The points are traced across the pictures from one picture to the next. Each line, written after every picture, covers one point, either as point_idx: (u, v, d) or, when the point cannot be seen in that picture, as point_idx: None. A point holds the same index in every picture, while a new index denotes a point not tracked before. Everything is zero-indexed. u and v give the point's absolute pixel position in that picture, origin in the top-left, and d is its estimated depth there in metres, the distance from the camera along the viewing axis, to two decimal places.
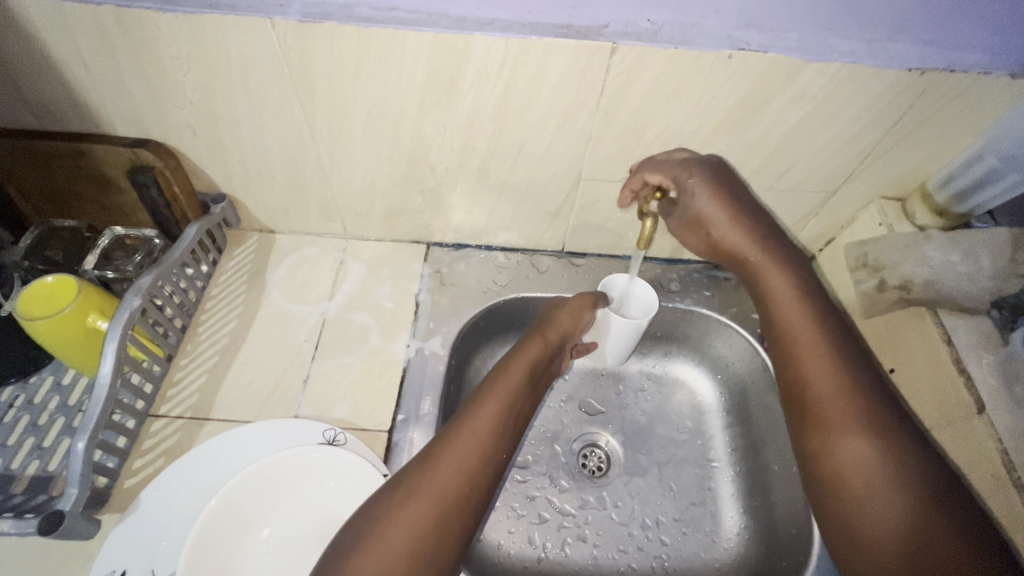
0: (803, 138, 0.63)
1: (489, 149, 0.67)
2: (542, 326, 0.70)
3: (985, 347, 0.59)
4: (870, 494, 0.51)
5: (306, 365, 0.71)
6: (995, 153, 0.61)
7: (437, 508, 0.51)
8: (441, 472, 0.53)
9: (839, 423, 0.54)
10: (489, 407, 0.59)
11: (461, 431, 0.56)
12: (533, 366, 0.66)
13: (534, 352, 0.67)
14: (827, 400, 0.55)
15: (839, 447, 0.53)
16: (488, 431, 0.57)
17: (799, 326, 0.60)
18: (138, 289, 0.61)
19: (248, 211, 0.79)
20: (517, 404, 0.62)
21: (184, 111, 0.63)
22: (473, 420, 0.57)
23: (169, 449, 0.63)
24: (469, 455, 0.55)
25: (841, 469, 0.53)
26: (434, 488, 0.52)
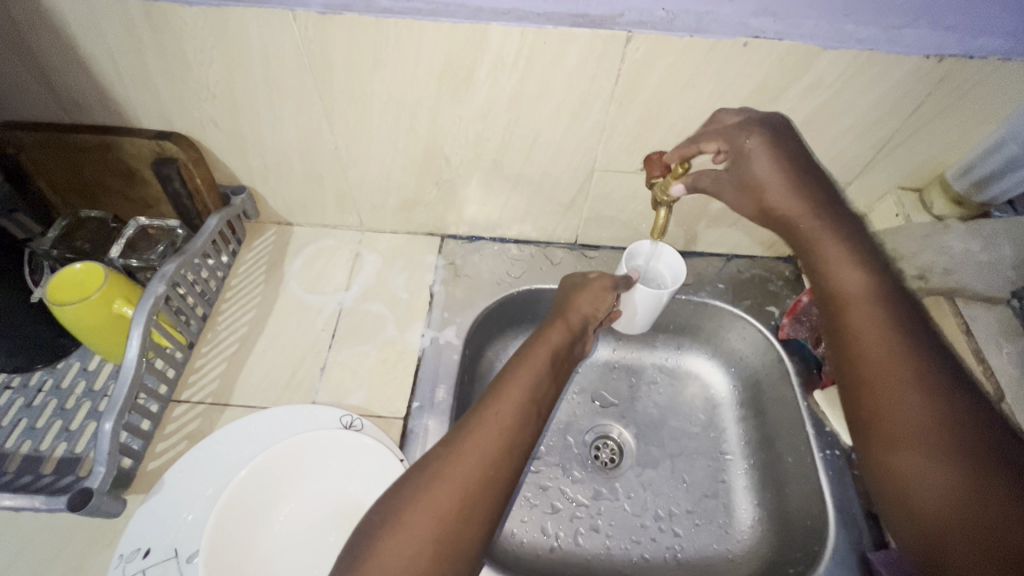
0: (819, 127, 0.63)
1: (504, 140, 0.67)
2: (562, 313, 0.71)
3: (1005, 337, 0.58)
4: (940, 475, 0.44)
5: (323, 354, 0.73)
6: (1018, 141, 0.60)
7: (463, 493, 0.51)
8: (466, 458, 0.53)
9: (901, 402, 0.48)
10: (512, 393, 0.59)
11: (484, 418, 0.57)
12: (556, 353, 0.66)
13: (558, 339, 0.67)
14: (887, 379, 0.49)
15: (903, 431, 0.47)
16: (511, 416, 0.57)
17: (852, 301, 0.54)
18: (162, 277, 0.63)
19: (266, 203, 0.81)
20: (540, 391, 0.62)
21: (206, 104, 0.64)
22: (495, 407, 0.58)
23: (190, 433, 0.65)
24: (494, 442, 0.55)
25: (898, 456, 0.47)
26: (459, 473, 0.52)
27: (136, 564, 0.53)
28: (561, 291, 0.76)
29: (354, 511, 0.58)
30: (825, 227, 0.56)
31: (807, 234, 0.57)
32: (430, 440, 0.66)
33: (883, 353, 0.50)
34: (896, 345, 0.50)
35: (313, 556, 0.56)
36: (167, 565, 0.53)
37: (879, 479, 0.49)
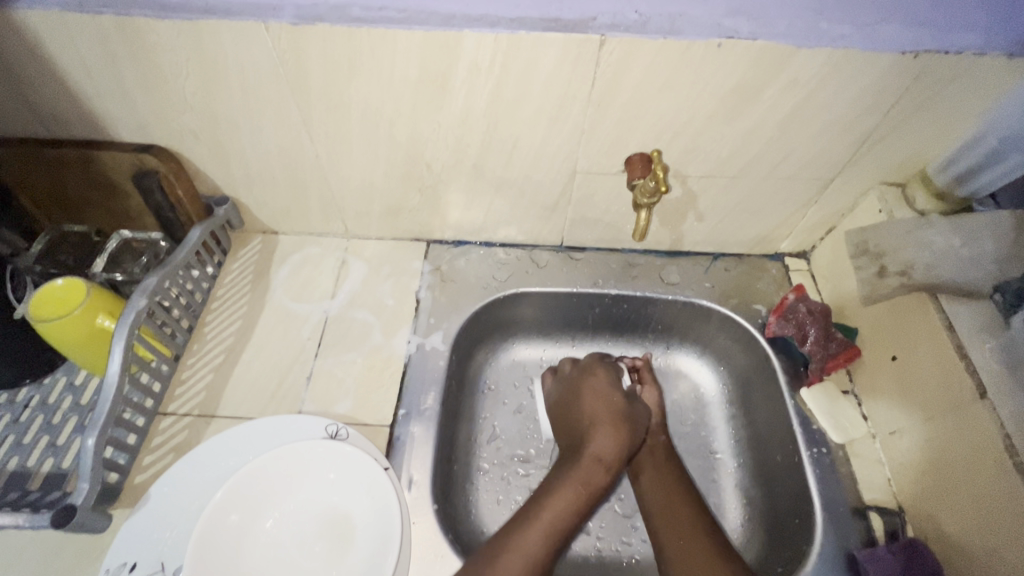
0: (798, 126, 0.63)
1: (484, 145, 0.67)
2: (595, 425, 0.68)
3: (988, 333, 0.58)
4: (701, 563, 0.59)
5: (310, 362, 0.73)
6: (996, 135, 0.60)
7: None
8: (523, 547, 0.57)
9: (669, 507, 0.66)
10: (569, 496, 0.62)
11: (542, 514, 0.61)
12: (587, 482, 0.64)
13: (592, 468, 0.65)
14: (666, 496, 0.67)
15: (667, 533, 0.64)
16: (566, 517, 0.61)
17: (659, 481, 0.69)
18: (143, 290, 0.62)
19: (250, 213, 0.81)
20: (576, 516, 0.62)
21: (184, 116, 0.64)
22: (548, 505, 0.62)
23: (177, 445, 0.65)
24: (553, 539, 0.59)
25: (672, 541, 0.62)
26: (519, 562, 0.56)
27: None
28: (570, 399, 0.73)
29: (340, 518, 0.59)
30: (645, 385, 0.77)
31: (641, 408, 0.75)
32: (417, 447, 0.66)
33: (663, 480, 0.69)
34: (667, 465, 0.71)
35: (300, 566, 0.56)
36: None
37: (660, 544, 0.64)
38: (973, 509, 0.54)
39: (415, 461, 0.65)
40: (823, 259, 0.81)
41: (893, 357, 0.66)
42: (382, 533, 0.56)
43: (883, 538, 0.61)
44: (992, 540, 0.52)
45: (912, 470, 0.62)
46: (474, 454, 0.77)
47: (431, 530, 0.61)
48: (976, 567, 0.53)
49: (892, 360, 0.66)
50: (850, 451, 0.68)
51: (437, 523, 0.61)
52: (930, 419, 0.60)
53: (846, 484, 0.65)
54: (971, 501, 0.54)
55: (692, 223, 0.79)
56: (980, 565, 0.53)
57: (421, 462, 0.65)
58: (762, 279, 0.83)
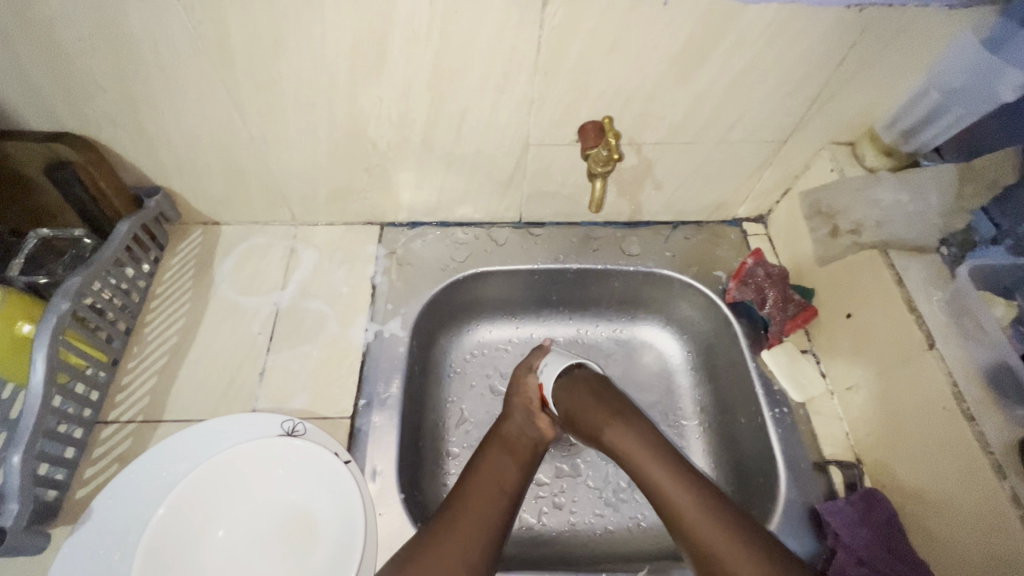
0: (749, 86, 0.62)
1: (430, 119, 0.64)
2: (512, 401, 0.70)
3: (935, 285, 0.59)
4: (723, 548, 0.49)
5: (262, 358, 0.69)
6: (941, 89, 0.62)
7: (461, 560, 0.52)
8: (448, 547, 0.53)
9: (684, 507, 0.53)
10: (496, 456, 0.64)
11: (466, 505, 0.57)
12: (508, 444, 0.65)
13: (510, 433, 0.67)
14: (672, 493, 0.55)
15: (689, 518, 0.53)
16: (489, 505, 0.58)
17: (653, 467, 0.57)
18: (65, 293, 0.57)
19: (187, 203, 0.75)
20: (512, 466, 0.63)
21: (97, 99, 0.59)
22: (475, 484, 0.60)
23: (121, 455, 0.61)
24: (485, 514, 0.57)
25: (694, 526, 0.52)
26: (485, 481, 0.61)
27: None
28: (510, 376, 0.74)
29: (302, 516, 0.57)
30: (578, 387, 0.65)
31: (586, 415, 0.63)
32: (379, 438, 0.64)
33: (664, 476, 0.56)
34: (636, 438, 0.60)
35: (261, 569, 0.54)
36: None
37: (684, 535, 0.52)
38: (925, 456, 0.56)
39: (379, 452, 0.63)
40: (779, 222, 0.81)
41: (848, 314, 0.67)
42: (346, 529, 0.54)
43: (843, 490, 0.63)
44: (943, 484, 0.54)
45: (869, 423, 0.64)
46: (444, 438, 0.76)
47: (398, 521, 0.59)
48: (926, 510, 0.56)
49: (848, 317, 0.67)
50: (810, 409, 0.69)
51: (404, 512, 0.60)
52: (884, 372, 0.61)
53: (807, 441, 0.67)
54: (923, 449, 0.56)
55: (650, 192, 0.78)
56: (932, 508, 0.55)
57: (385, 453, 0.63)
58: (720, 246, 0.83)
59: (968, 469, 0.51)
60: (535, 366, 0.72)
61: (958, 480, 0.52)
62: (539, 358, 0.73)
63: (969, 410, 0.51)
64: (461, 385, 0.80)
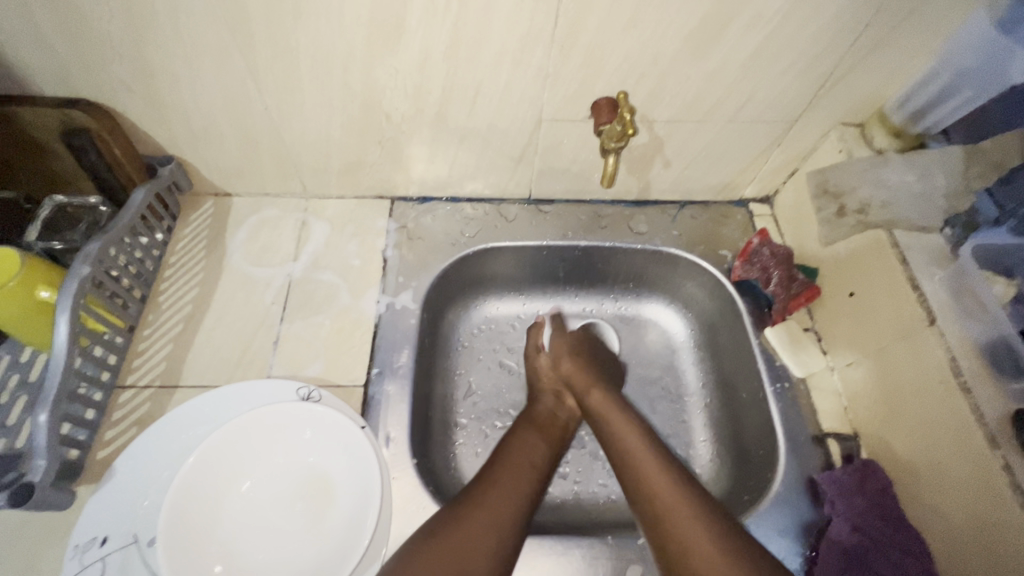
0: (763, 65, 0.62)
1: (445, 92, 0.64)
2: (536, 385, 0.75)
3: (938, 264, 0.60)
4: (691, 517, 0.52)
5: (275, 327, 0.70)
6: (950, 69, 0.61)
7: (490, 528, 0.53)
8: (481, 519, 0.53)
9: (660, 487, 0.55)
10: (532, 437, 0.66)
11: (499, 477, 0.59)
12: (536, 422, 0.69)
13: (540, 413, 0.70)
14: (655, 475, 0.57)
15: (654, 489, 0.55)
16: (523, 480, 0.60)
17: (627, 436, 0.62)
18: (84, 257, 0.58)
19: (199, 173, 0.76)
20: (540, 445, 0.65)
21: (113, 65, 0.59)
22: (506, 459, 0.62)
23: (140, 418, 0.62)
24: (515, 487, 0.58)
25: (653, 488, 0.55)
26: (515, 460, 0.62)
27: (94, 553, 0.52)
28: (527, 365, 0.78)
29: (319, 478, 0.58)
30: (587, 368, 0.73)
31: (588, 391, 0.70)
32: (392, 405, 0.66)
33: (649, 456, 0.59)
34: (631, 424, 0.64)
35: (281, 527, 0.56)
36: (127, 551, 0.52)
37: (644, 511, 0.55)
38: (920, 430, 0.58)
39: (392, 419, 0.65)
40: (785, 202, 0.82)
41: (851, 293, 0.68)
42: (363, 490, 0.56)
43: (840, 461, 0.66)
44: (937, 455, 0.56)
45: (867, 399, 0.66)
46: (452, 409, 0.77)
47: (412, 485, 0.61)
48: (920, 478, 0.58)
49: (850, 296, 0.68)
50: (810, 384, 0.71)
51: (417, 477, 0.62)
52: (884, 349, 0.63)
53: (806, 415, 0.69)
54: (918, 421, 0.58)
55: (659, 170, 0.79)
56: (925, 478, 0.57)
57: (398, 419, 0.65)
58: (727, 226, 0.84)
59: (961, 438, 0.53)
60: (539, 347, 0.78)
61: (950, 451, 0.54)
62: (539, 337, 0.79)
63: (965, 383, 0.53)
64: (469, 358, 0.82)
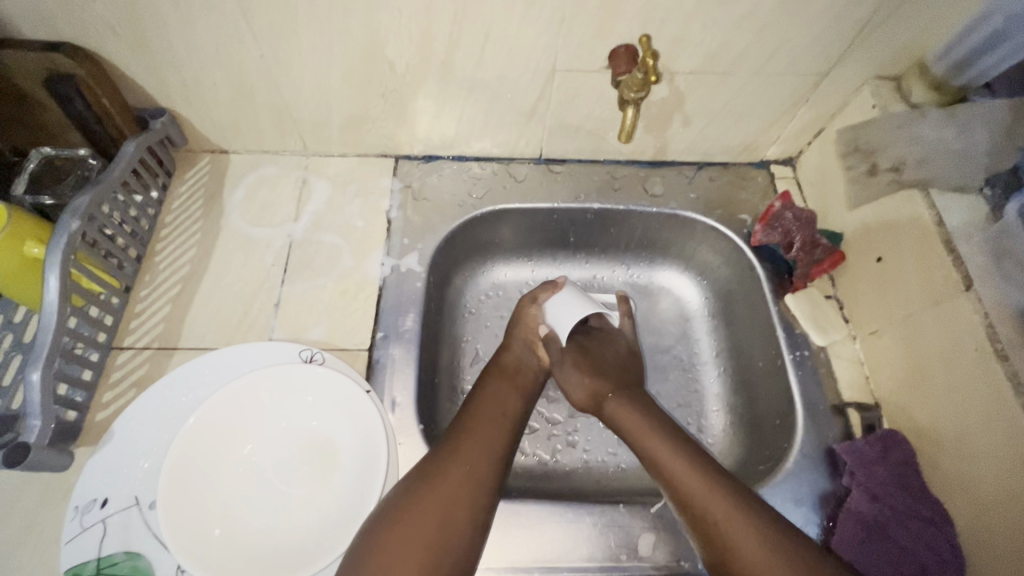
0: (797, 8, 0.57)
1: (452, 38, 0.60)
2: (513, 330, 0.69)
3: (976, 226, 0.57)
4: (729, 512, 0.50)
5: (276, 289, 0.68)
6: (1003, 13, 0.56)
7: (462, 488, 0.51)
8: (446, 485, 0.50)
9: (685, 481, 0.53)
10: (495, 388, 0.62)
11: (469, 431, 0.56)
12: (505, 371, 0.65)
13: (507, 361, 0.66)
14: (717, 507, 0.50)
15: (677, 485, 0.54)
16: (492, 432, 0.57)
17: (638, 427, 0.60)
18: (73, 212, 0.55)
19: (193, 128, 0.72)
20: (510, 394, 0.62)
21: (96, 4, 0.54)
22: (477, 409, 0.59)
23: (139, 380, 0.61)
24: (487, 438, 0.56)
25: (679, 484, 0.53)
26: (481, 413, 0.59)
27: (94, 514, 0.51)
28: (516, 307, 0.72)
29: (323, 442, 0.57)
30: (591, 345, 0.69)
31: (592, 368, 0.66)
32: (398, 369, 0.64)
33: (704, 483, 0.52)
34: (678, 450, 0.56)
35: (285, 492, 0.55)
36: (129, 513, 0.51)
37: (683, 508, 0.52)
38: (949, 399, 0.55)
39: (397, 384, 0.63)
40: (809, 164, 0.78)
41: (878, 258, 0.65)
42: (369, 455, 0.54)
43: (859, 432, 0.63)
44: (966, 425, 0.53)
45: (891, 367, 0.63)
46: (459, 376, 0.75)
47: (419, 451, 0.59)
48: (945, 449, 0.56)
49: (877, 261, 0.65)
50: (830, 352, 0.69)
51: (424, 443, 0.60)
52: (913, 316, 0.60)
53: (826, 384, 0.67)
54: (947, 391, 0.56)
55: (677, 129, 0.74)
56: (951, 449, 0.55)
57: (404, 384, 0.63)
58: (746, 189, 0.80)
59: (994, 406, 0.50)
60: (539, 299, 0.70)
61: (981, 421, 0.52)
62: (548, 294, 0.70)
63: (1003, 350, 0.50)
64: (476, 324, 0.79)
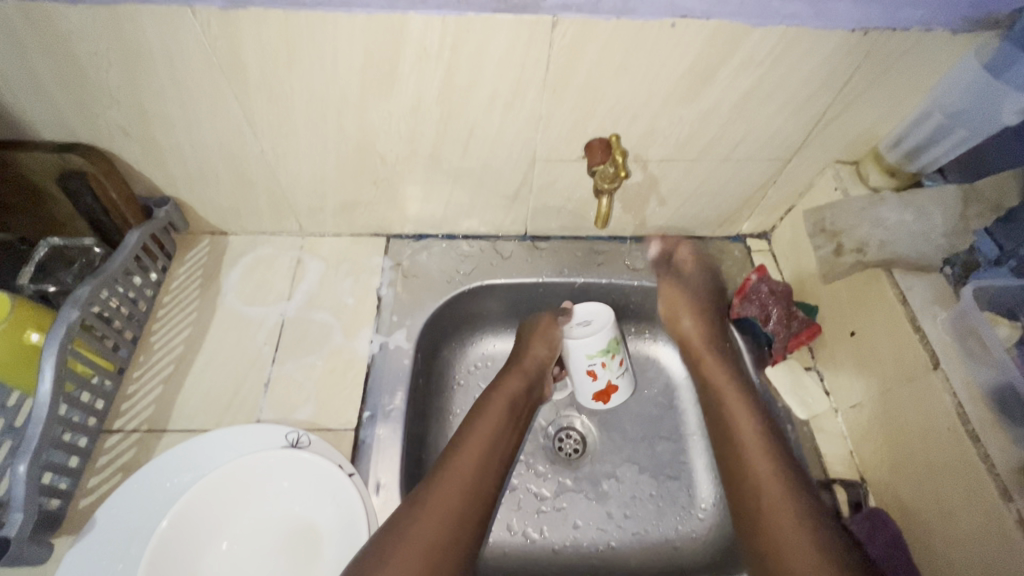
0: (754, 107, 0.62)
1: (438, 136, 0.65)
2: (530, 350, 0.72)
3: (940, 304, 0.59)
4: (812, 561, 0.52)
5: (266, 368, 0.69)
6: (942, 111, 0.62)
7: (434, 533, 0.54)
8: (421, 526, 0.54)
9: (780, 517, 0.57)
10: (478, 435, 0.63)
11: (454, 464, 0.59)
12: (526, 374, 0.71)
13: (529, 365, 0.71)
14: (779, 506, 0.57)
15: (777, 522, 0.57)
16: (477, 474, 0.60)
17: (758, 462, 0.61)
18: (75, 301, 0.58)
19: (195, 214, 0.76)
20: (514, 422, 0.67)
21: (111, 111, 0.59)
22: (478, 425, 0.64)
23: (125, 464, 0.61)
24: (469, 476, 0.59)
25: (771, 522, 0.57)
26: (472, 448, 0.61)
27: None
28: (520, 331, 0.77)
29: (304, 528, 0.57)
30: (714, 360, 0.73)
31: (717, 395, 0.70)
32: (383, 449, 0.64)
33: (771, 480, 0.59)
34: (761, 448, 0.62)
35: None
36: None
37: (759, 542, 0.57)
38: (928, 477, 0.56)
39: (382, 465, 0.63)
40: (782, 238, 0.82)
41: (852, 333, 0.67)
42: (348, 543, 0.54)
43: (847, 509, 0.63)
44: (946, 505, 0.53)
45: (872, 442, 0.64)
46: None
47: None
48: (929, 528, 0.55)
49: (851, 336, 0.67)
50: (814, 426, 0.69)
51: None
52: (888, 390, 0.61)
53: (811, 459, 0.67)
54: (925, 468, 0.56)
55: (655, 208, 0.78)
56: (936, 529, 0.55)
57: (389, 465, 0.63)
58: (724, 261, 0.83)
59: (969, 485, 0.51)
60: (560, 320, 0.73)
61: (959, 501, 0.52)
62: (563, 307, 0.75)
63: (973, 431, 0.51)
64: (465, 396, 0.80)
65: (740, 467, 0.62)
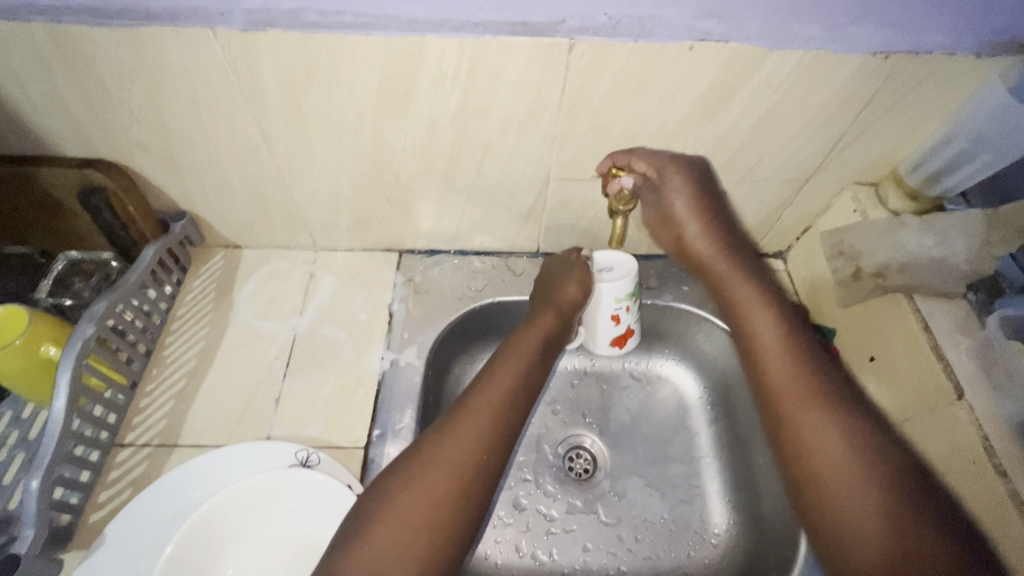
0: (772, 128, 0.62)
1: (453, 155, 0.65)
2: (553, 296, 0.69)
3: (963, 332, 0.58)
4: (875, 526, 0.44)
5: (277, 384, 0.69)
6: (964, 135, 0.61)
7: (443, 486, 0.50)
8: (429, 479, 0.50)
9: (826, 466, 0.48)
10: (493, 388, 0.59)
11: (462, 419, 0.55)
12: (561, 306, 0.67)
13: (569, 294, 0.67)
14: (839, 473, 0.47)
15: (827, 469, 0.48)
16: (488, 426, 0.55)
17: (775, 368, 0.54)
18: (91, 317, 0.58)
19: (211, 228, 0.77)
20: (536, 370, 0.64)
21: (131, 129, 0.60)
22: (491, 380, 0.60)
23: (136, 479, 0.61)
24: (478, 429, 0.55)
25: (819, 468, 0.48)
26: (489, 400, 0.57)
27: None
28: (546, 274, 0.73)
29: (312, 550, 0.56)
30: (743, 295, 0.59)
31: (750, 346, 0.57)
32: None
33: (819, 428, 0.50)
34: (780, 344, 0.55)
35: None
36: None
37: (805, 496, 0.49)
38: None
39: None
40: (798, 259, 0.80)
41: (871, 358, 0.65)
42: None
43: None
44: None
45: None
46: None
47: None
48: None
49: (871, 361, 0.66)
50: None
51: None
52: (908, 419, 0.60)
53: None
54: None
55: None
56: None
57: None
58: None
59: (994, 521, 0.49)
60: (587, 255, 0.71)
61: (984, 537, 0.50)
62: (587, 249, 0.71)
63: (1001, 465, 0.50)
64: None
65: (762, 382, 0.55)
